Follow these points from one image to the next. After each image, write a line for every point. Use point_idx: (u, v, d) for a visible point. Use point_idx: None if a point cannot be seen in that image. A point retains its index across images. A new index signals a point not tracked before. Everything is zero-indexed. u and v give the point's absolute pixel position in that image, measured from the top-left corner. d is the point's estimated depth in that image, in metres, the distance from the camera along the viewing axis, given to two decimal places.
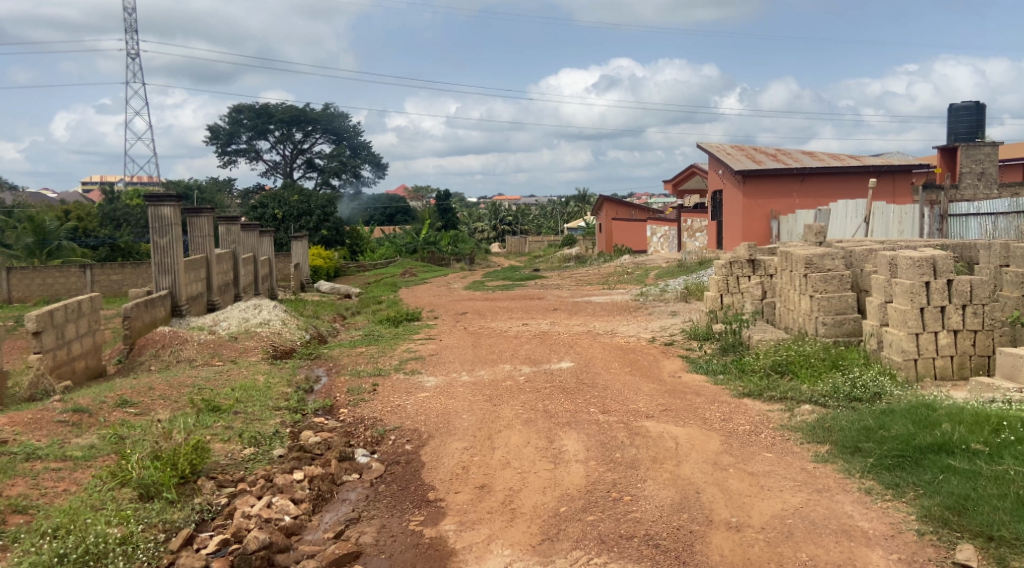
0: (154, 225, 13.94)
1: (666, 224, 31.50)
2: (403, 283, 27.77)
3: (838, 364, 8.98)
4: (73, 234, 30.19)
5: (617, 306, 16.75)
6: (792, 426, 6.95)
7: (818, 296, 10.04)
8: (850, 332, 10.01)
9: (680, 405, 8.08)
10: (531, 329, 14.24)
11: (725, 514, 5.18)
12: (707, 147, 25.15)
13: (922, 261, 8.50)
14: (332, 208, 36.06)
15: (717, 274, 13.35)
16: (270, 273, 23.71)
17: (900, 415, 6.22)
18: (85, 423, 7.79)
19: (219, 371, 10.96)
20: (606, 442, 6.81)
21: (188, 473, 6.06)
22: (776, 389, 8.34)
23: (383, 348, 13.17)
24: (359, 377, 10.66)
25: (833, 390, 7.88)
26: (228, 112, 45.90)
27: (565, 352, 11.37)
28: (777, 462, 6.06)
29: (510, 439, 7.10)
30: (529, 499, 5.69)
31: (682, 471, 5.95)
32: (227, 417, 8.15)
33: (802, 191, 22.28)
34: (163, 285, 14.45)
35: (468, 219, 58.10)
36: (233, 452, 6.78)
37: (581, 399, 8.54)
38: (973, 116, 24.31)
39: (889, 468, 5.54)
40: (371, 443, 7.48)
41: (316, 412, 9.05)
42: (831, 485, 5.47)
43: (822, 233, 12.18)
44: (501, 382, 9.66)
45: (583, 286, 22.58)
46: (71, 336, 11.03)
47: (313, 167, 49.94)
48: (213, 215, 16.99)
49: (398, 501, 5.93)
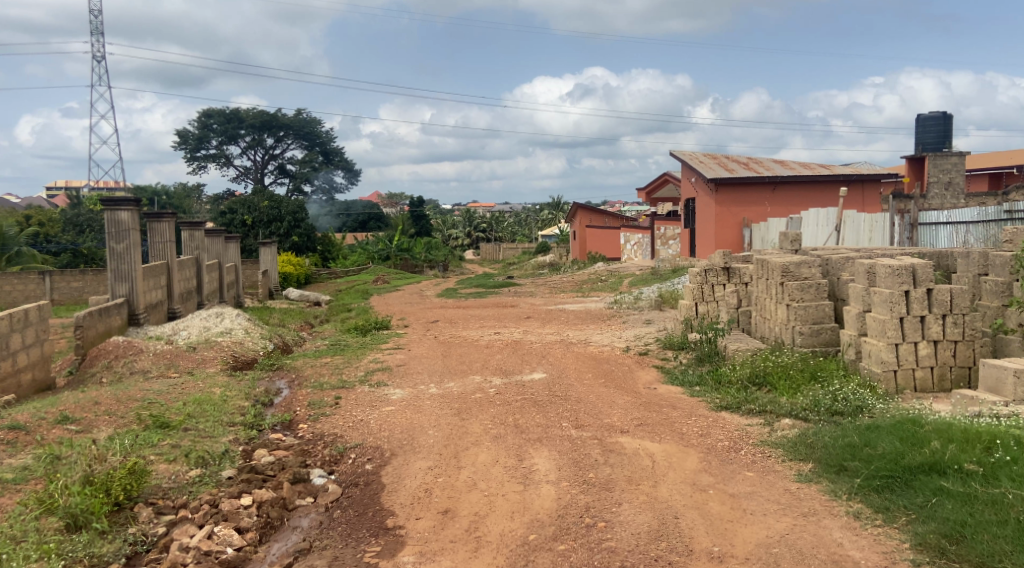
0: (110, 230, 13.35)
1: (639, 231, 31.26)
2: (374, 290, 27.25)
3: (816, 375, 8.70)
4: (34, 240, 29.30)
5: (592, 314, 16.40)
6: (773, 442, 6.61)
7: (795, 305, 9.75)
8: (827, 342, 9.74)
9: (656, 420, 7.71)
10: (503, 338, 13.83)
11: (707, 543, 4.80)
12: (680, 155, 25.04)
13: (902, 270, 8.26)
14: (304, 213, 35.29)
15: (692, 282, 13.03)
16: (235, 280, 23.03)
17: (886, 431, 5.91)
18: (21, 442, 7.26)
19: (174, 383, 10.42)
20: (579, 460, 6.42)
21: (123, 500, 5.60)
22: (754, 402, 8.00)
23: (349, 359, 12.68)
24: (321, 390, 10.16)
25: (813, 404, 7.54)
26: (197, 116, 44.95)
27: (538, 362, 10.98)
28: (759, 482, 5.70)
29: (477, 458, 6.68)
30: (495, 526, 5.27)
31: (659, 493, 5.58)
32: (176, 434, 7.65)
33: (774, 199, 22.20)
34: (119, 293, 13.82)
35: (442, 226, 57.57)
36: (176, 474, 6.29)
37: (554, 412, 8.15)
38: (941, 126, 24.43)
39: (877, 490, 5.22)
40: (329, 462, 7.01)
41: (274, 427, 8.59)
42: (817, 508, 5.13)
43: (798, 240, 11.91)
44: (471, 394, 9.23)
45: (556, 294, 22.22)
46: (16, 347, 10.41)
47: (285, 173, 49.13)
48: (174, 220, 16.36)
49: (354, 529, 5.48)
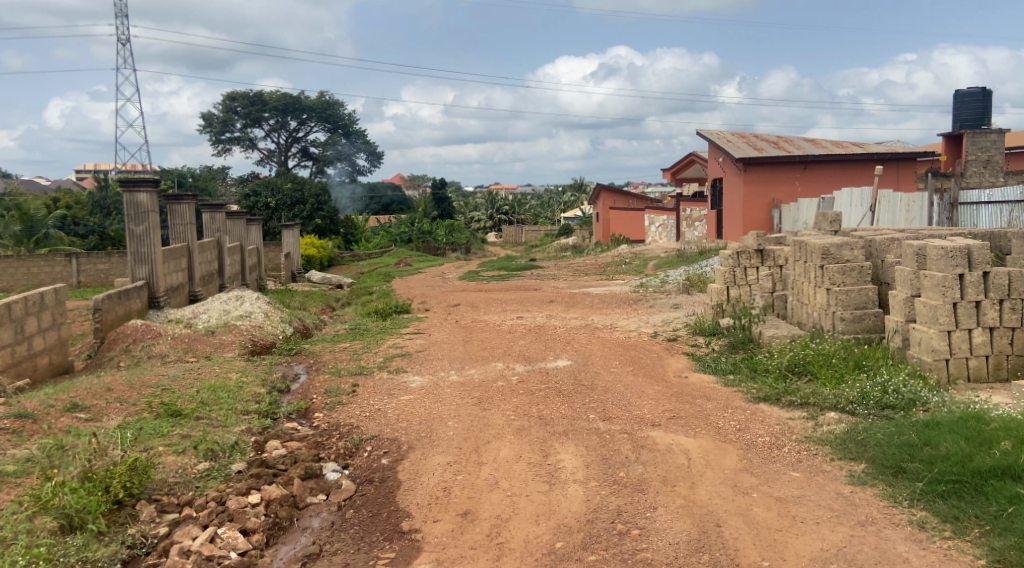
0: (130, 212, 13.02)
1: (665, 213, 30.54)
2: (396, 273, 26.89)
3: (861, 365, 8.15)
4: (62, 222, 29.37)
5: (618, 298, 15.89)
6: (818, 438, 6.10)
7: (836, 289, 9.20)
8: (869, 328, 9.16)
9: (689, 412, 7.24)
10: (526, 323, 13.38)
11: (755, 556, 4.35)
12: (707, 134, 24.31)
13: (955, 252, 7.69)
14: (327, 196, 35.08)
15: (724, 265, 12.43)
16: (257, 263, 22.77)
17: (949, 429, 5.38)
18: (26, 431, 6.95)
19: (189, 368, 10.12)
20: (608, 457, 5.97)
21: (124, 498, 5.27)
22: (795, 394, 7.48)
23: (367, 344, 12.29)
24: (339, 377, 9.79)
25: (861, 396, 7.02)
26: (222, 99, 44.78)
27: (562, 349, 10.53)
28: (808, 484, 5.22)
29: (499, 453, 6.25)
30: (519, 531, 4.86)
31: (697, 496, 5.11)
32: (187, 423, 7.32)
33: (805, 179, 21.43)
34: (138, 275, 13.53)
35: (464, 209, 56.80)
36: (184, 468, 5.94)
37: (580, 403, 7.70)
38: (979, 102, 23.44)
39: (943, 496, 4.73)
40: (343, 456, 6.62)
41: (289, 416, 8.25)
42: (876, 516, 4.66)
43: (837, 220, 11.29)
44: (493, 383, 8.81)
45: (580, 277, 21.71)
46: (31, 331, 10.12)
47: (308, 155, 48.89)
48: (194, 202, 16.08)
49: (367, 532, 5.08)
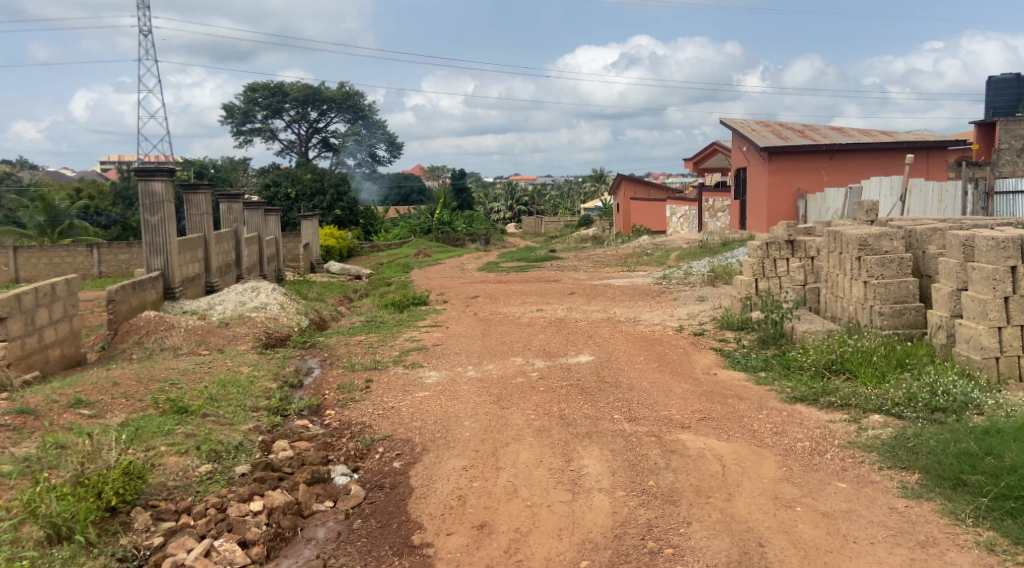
0: (145, 202, 12.67)
1: (687, 203, 29.92)
2: (415, 264, 26.54)
3: (903, 363, 7.64)
4: (85, 213, 29.30)
5: (641, 290, 15.38)
6: (864, 444, 5.64)
7: (874, 282, 8.68)
8: (910, 324, 8.64)
9: (721, 414, 6.77)
10: (547, 316, 12.95)
11: None
12: (731, 123, 23.69)
13: (1007, 243, 7.17)
14: (346, 186, 34.80)
15: (753, 257, 11.89)
16: (275, 253, 22.48)
17: (1012, 437, 4.90)
18: (28, 428, 6.62)
19: (201, 362, 9.80)
20: (636, 463, 5.54)
21: (118, 504, 4.92)
22: (835, 394, 7.00)
23: (383, 337, 11.92)
24: (352, 371, 9.43)
25: (908, 398, 6.53)
26: (243, 90, 44.63)
27: (584, 344, 10.07)
28: (856, 497, 4.77)
29: (518, 457, 5.84)
30: (540, 547, 4.46)
31: (735, 509, 4.69)
32: (192, 421, 6.97)
33: (832, 168, 20.78)
34: (154, 266, 13.24)
35: (484, 199, 56.31)
36: (185, 470, 5.57)
37: (603, 402, 7.28)
38: (1015, 89, 22.60)
39: (1011, 515, 4.28)
40: (353, 458, 6.24)
41: (300, 413, 7.88)
42: (936, 537, 4.23)
43: (874, 209, 10.71)
44: (511, 379, 8.39)
45: (602, 268, 21.26)
46: (42, 322, 9.83)
47: (329, 146, 48.63)
48: (210, 191, 15.75)
49: (375, 545, 4.71)
